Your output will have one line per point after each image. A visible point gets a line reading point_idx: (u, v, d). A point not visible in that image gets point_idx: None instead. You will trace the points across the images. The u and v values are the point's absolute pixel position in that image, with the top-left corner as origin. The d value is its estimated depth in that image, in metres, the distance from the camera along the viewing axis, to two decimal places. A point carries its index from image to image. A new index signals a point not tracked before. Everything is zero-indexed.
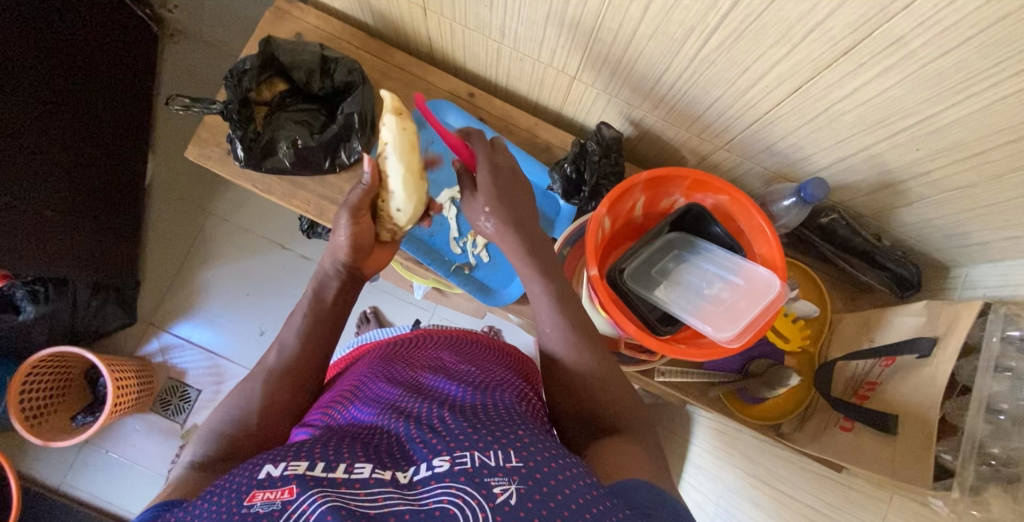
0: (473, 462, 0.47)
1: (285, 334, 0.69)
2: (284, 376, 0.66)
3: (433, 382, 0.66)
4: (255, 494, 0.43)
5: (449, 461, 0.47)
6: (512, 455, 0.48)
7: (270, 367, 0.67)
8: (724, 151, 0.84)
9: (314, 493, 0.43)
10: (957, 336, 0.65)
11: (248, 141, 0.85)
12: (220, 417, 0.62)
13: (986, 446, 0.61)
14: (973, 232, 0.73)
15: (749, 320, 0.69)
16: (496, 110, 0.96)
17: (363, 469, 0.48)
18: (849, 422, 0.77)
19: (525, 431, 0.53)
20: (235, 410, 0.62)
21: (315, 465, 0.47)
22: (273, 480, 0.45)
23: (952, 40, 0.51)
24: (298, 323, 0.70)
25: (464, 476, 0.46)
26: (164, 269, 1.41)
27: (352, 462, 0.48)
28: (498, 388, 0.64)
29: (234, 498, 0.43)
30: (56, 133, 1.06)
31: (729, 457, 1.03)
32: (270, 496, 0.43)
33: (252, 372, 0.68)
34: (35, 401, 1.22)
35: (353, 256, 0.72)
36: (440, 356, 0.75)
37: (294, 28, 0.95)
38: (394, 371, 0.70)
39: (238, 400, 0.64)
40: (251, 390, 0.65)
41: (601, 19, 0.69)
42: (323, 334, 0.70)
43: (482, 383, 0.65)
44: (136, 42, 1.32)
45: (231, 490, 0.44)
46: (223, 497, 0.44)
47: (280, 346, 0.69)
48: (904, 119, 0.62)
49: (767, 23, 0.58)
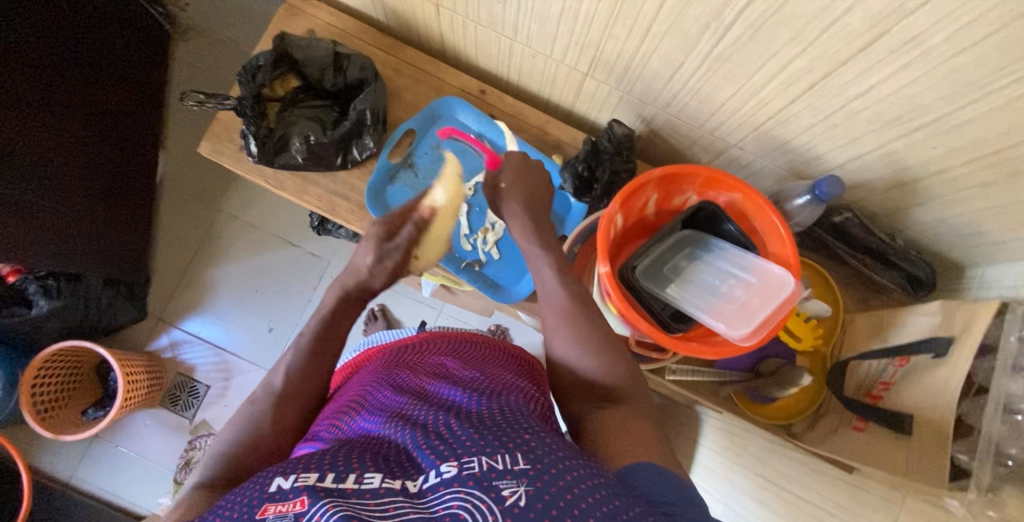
0: (481, 466, 0.47)
1: (291, 358, 0.68)
2: (291, 385, 0.66)
3: (440, 388, 0.65)
4: (267, 508, 0.44)
5: (457, 467, 0.48)
6: (520, 458, 0.48)
7: (275, 391, 0.66)
8: (737, 149, 0.83)
9: (325, 503, 0.44)
10: (974, 335, 0.65)
11: (262, 137, 0.86)
12: (227, 436, 0.63)
13: (1003, 446, 0.60)
14: (990, 230, 0.72)
15: (763, 317, 0.68)
16: (507, 108, 0.96)
17: (373, 479, 0.48)
18: (862, 422, 0.77)
19: (533, 434, 0.52)
20: (242, 426, 0.63)
21: (325, 477, 0.47)
22: (285, 493, 0.46)
23: (971, 36, 0.51)
24: (299, 346, 0.69)
25: (472, 481, 0.46)
26: (173, 266, 1.41)
27: (362, 473, 0.48)
28: (506, 393, 0.64)
29: (246, 512, 0.45)
30: (71, 130, 1.07)
31: (737, 456, 1.01)
32: (282, 509, 0.44)
33: (255, 394, 0.68)
34: (47, 395, 1.23)
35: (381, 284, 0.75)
36: (448, 361, 0.75)
37: (307, 24, 0.95)
38: (403, 378, 0.70)
39: (244, 418, 0.64)
40: (257, 412, 0.64)
41: (615, 15, 0.69)
42: (327, 349, 0.71)
43: (489, 389, 0.65)
44: (150, 39, 1.33)
45: (243, 504, 0.46)
46: (237, 510, 0.45)
47: (284, 369, 0.68)
48: (920, 117, 0.62)
49: (784, 19, 0.57)
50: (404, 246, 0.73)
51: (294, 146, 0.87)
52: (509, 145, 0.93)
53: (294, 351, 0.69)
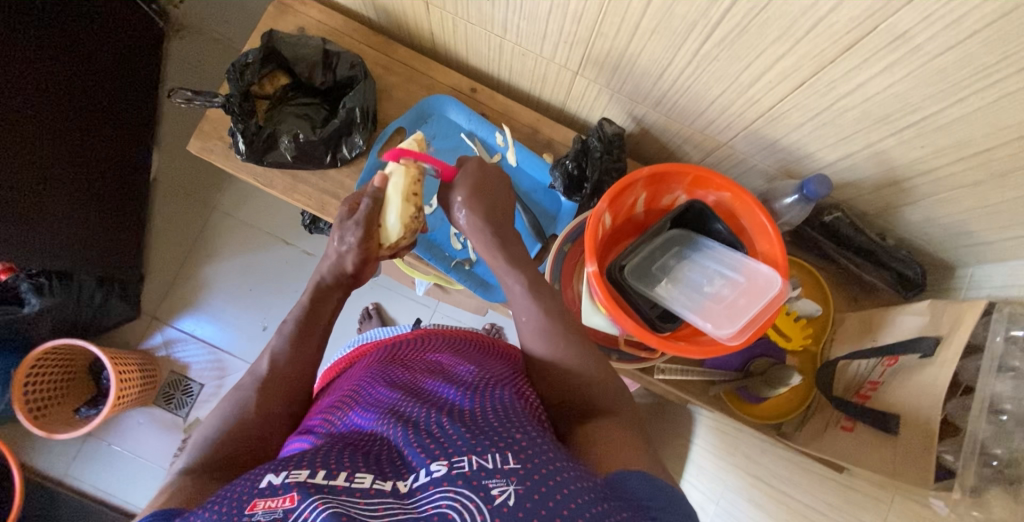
0: (471, 466, 0.47)
1: (276, 342, 0.69)
2: (278, 384, 0.66)
3: (431, 386, 0.65)
4: (256, 503, 0.44)
5: (447, 466, 0.47)
6: (510, 458, 0.48)
7: (262, 375, 0.66)
8: (727, 147, 0.83)
9: (315, 500, 0.43)
10: (961, 335, 0.65)
11: (250, 134, 0.85)
12: (212, 423, 0.62)
13: (988, 447, 0.60)
14: (978, 230, 0.72)
15: (750, 317, 0.68)
16: (498, 106, 0.96)
17: (364, 478, 0.48)
18: (851, 421, 0.76)
19: (523, 435, 0.52)
20: (230, 417, 0.62)
21: (316, 474, 0.47)
22: (275, 489, 0.45)
23: (957, 35, 0.50)
24: (289, 331, 0.70)
25: (462, 480, 0.46)
26: (166, 265, 1.41)
27: (353, 472, 0.48)
28: (497, 389, 0.64)
29: (235, 507, 0.44)
30: (63, 128, 1.07)
31: (730, 457, 1.01)
32: (271, 505, 0.44)
33: (241, 383, 0.67)
34: (39, 392, 1.23)
35: (356, 268, 0.75)
36: (439, 358, 0.75)
37: (297, 23, 0.95)
38: (393, 375, 0.70)
39: (229, 404, 0.64)
40: (244, 398, 0.64)
41: (603, 13, 0.69)
42: (314, 345, 0.70)
43: (481, 386, 0.65)
44: (143, 37, 1.33)
45: (233, 499, 0.45)
46: (225, 504, 0.44)
47: (271, 355, 0.68)
48: (908, 116, 0.62)
49: (770, 17, 0.57)
50: (364, 213, 0.73)
51: (283, 144, 0.86)
52: (500, 143, 0.93)
53: (280, 336, 0.70)
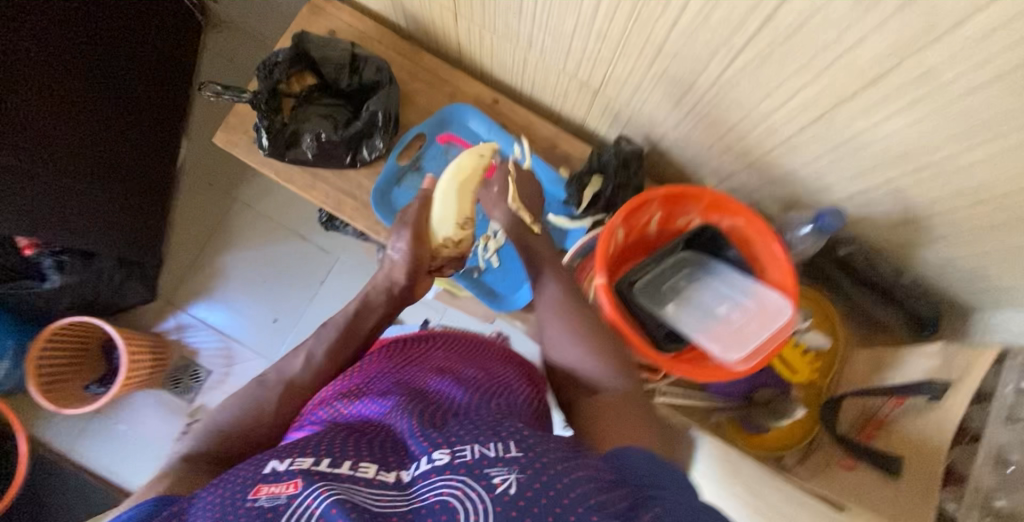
0: (473, 455, 0.47)
1: (312, 346, 0.73)
2: (296, 384, 0.67)
3: (438, 382, 0.65)
4: (260, 488, 0.44)
5: (448, 455, 0.47)
6: (512, 447, 0.48)
7: (289, 379, 0.69)
8: (744, 175, 0.83)
9: (318, 486, 0.43)
10: (970, 383, 0.64)
11: (274, 132, 0.88)
12: (227, 414, 0.65)
13: (992, 497, 0.59)
14: (997, 275, 0.71)
15: (756, 346, 0.69)
16: (519, 118, 0.96)
17: (367, 468, 0.48)
18: (851, 459, 0.76)
19: (523, 426, 0.52)
20: (246, 413, 0.64)
21: (320, 461, 0.48)
22: (279, 475, 0.46)
23: (983, 76, 0.50)
24: (328, 338, 0.74)
25: (463, 469, 0.45)
26: (185, 251, 1.44)
27: (357, 461, 0.49)
28: (504, 391, 0.64)
29: (240, 492, 0.44)
30: (99, 113, 1.11)
31: (729, 483, 0.98)
32: (275, 491, 0.44)
33: (252, 376, 0.68)
34: (53, 366, 1.26)
35: (408, 278, 0.80)
36: (449, 355, 0.74)
37: (328, 25, 0.97)
38: (402, 370, 0.69)
39: (249, 398, 0.66)
40: (266, 393, 0.67)
41: (627, 32, 0.69)
42: (349, 350, 0.75)
43: (487, 384, 0.65)
44: (181, 29, 1.37)
45: (237, 484, 0.45)
46: (231, 490, 0.45)
47: (305, 357, 0.72)
48: (928, 155, 0.61)
49: (793, 47, 0.57)
50: (410, 215, 0.81)
51: (305, 143, 0.88)
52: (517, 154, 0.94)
53: (318, 339, 0.74)
